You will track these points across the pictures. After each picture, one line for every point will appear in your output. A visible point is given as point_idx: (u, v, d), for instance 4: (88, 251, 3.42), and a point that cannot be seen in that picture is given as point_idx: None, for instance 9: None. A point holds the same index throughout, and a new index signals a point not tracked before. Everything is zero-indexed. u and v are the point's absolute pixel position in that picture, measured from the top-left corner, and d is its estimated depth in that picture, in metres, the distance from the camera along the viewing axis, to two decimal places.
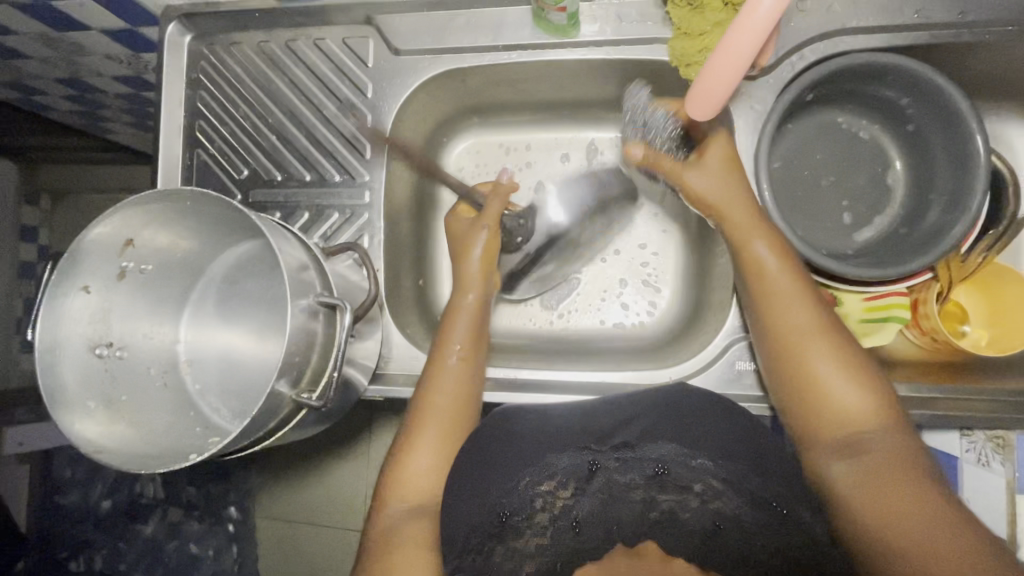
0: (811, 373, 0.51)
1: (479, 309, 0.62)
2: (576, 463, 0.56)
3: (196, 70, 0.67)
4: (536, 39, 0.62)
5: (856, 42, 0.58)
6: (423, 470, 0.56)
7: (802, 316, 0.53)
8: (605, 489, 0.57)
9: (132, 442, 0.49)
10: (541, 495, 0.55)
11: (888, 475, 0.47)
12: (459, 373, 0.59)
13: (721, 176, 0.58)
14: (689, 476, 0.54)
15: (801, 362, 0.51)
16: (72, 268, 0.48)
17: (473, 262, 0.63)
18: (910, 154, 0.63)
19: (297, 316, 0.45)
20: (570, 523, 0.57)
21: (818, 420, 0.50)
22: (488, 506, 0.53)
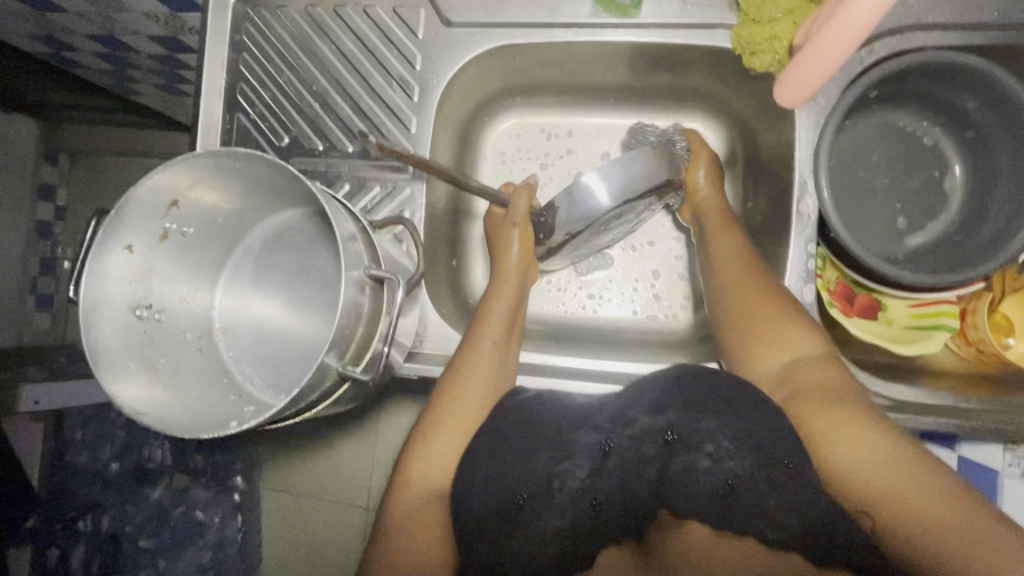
0: (758, 325, 0.55)
1: (513, 299, 0.61)
2: (593, 440, 0.51)
3: (240, 33, 0.65)
4: (592, 17, 0.60)
5: (929, 39, 0.56)
6: (441, 455, 0.54)
7: (794, 322, 0.54)
8: (622, 470, 0.50)
9: (170, 405, 0.48)
10: (558, 476, 0.50)
11: (848, 420, 0.47)
12: (492, 357, 0.58)
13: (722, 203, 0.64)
14: (697, 437, 0.49)
15: (749, 314, 0.56)
16: (117, 225, 0.46)
17: (512, 254, 0.62)
18: (970, 159, 0.61)
19: (347, 287, 0.44)
20: (590, 503, 0.50)
21: (757, 351, 0.54)
22: (506, 483, 0.51)
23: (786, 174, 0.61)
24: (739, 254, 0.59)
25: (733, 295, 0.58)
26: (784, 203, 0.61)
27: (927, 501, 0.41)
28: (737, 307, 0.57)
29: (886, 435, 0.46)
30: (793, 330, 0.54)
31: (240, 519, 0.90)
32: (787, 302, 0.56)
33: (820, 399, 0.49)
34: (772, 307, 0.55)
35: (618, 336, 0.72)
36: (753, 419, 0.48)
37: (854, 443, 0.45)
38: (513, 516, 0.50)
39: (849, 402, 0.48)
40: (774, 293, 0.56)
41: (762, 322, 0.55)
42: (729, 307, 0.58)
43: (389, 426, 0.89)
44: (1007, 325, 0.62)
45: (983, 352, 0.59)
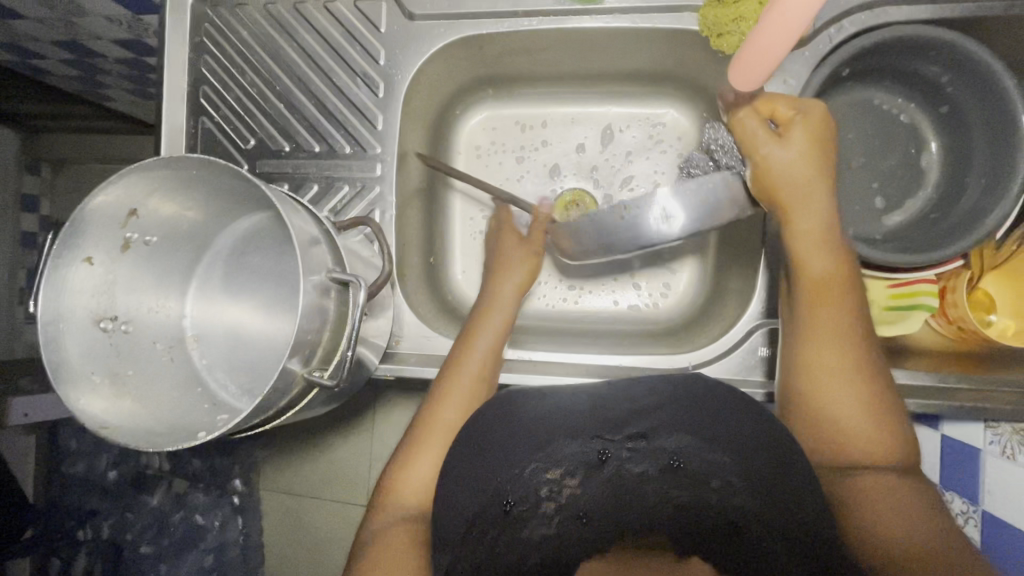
0: (819, 376, 0.51)
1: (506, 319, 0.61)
2: (585, 450, 0.53)
3: (200, 34, 0.64)
4: (557, 6, 0.59)
5: (899, 13, 0.55)
6: (427, 467, 0.56)
7: (850, 354, 0.51)
8: (615, 479, 0.53)
9: (138, 417, 0.48)
10: (543, 485, 0.53)
11: (889, 500, 0.46)
12: (484, 362, 0.58)
13: (804, 159, 0.52)
14: (705, 470, 0.50)
15: (810, 360, 0.51)
16: (74, 238, 0.46)
17: (515, 271, 0.63)
18: (946, 135, 0.60)
19: (309, 292, 0.43)
20: (577, 515, 0.52)
21: (817, 409, 0.51)
22: (491, 490, 0.51)
23: None
24: (815, 256, 0.52)
25: (822, 289, 0.52)
26: None
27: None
28: (813, 343, 0.51)
29: (924, 514, 0.45)
30: (857, 392, 0.50)
31: (240, 521, 0.91)
32: (856, 338, 0.51)
33: (876, 481, 0.47)
34: (839, 342, 0.51)
35: (598, 327, 0.71)
36: (771, 467, 0.47)
37: (895, 521, 0.45)
38: (502, 522, 0.51)
39: (900, 484, 0.47)
40: (839, 308, 0.51)
41: (823, 357, 0.51)
42: (813, 335, 0.52)
43: (386, 423, 0.88)
44: (988, 302, 0.61)
45: (964, 330, 0.59)
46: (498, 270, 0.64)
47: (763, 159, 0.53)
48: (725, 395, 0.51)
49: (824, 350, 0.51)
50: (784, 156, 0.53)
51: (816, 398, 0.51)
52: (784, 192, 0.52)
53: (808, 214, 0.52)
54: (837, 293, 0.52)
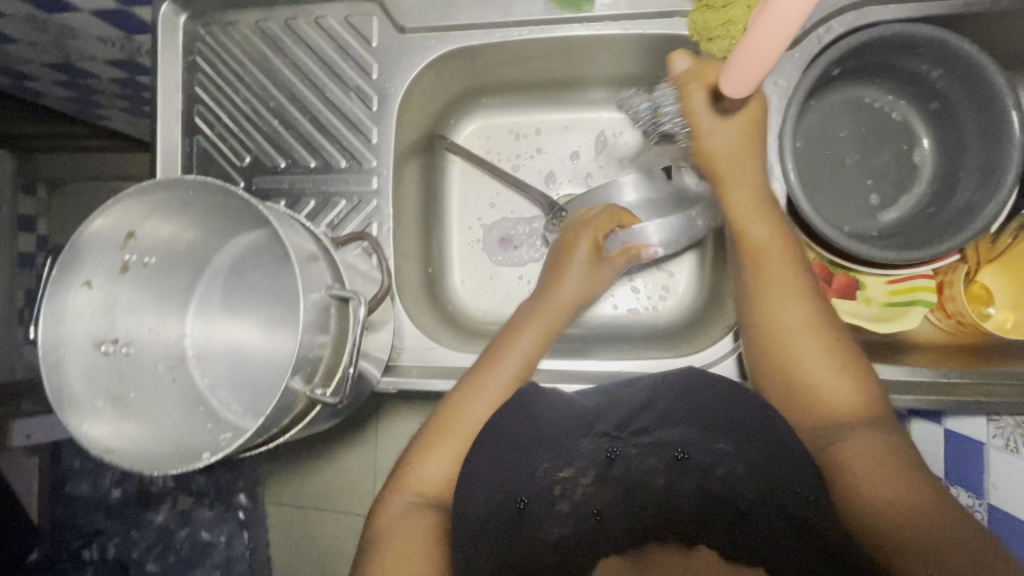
0: (784, 335, 0.52)
1: (562, 310, 0.60)
2: (595, 449, 0.52)
3: (193, 53, 0.64)
4: (547, 15, 0.60)
5: (886, 12, 0.55)
6: (434, 472, 0.54)
7: (802, 312, 0.53)
8: (626, 478, 0.53)
9: (142, 440, 0.48)
10: (557, 485, 0.51)
11: (873, 458, 0.46)
12: (523, 354, 0.58)
13: (738, 134, 0.55)
14: (708, 460, 0.50)
15: (769, 317, 0.53)
16: (73, 263, 0.46)
17: (574, 272, 0.61)
18: (938, 130, 0.60)
19: (309, 309, 0.43)
20: (590, 512, 0.52)
21: (787, 370, 0.52)
22: (506, 491, 0.50)
23: None
24: (755, 222, 0.55)
25: (760, 260, 0.55)
26: None
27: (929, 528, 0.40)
28: (765, 304, 0.54)
29: (907, 470, 0.44)
30: (824, 349, 0.51)
31: (247, 535, 0.90)
32: (809, 298, 0.53)
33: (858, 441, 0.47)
34: (792, 299, 0.53)
35: (598, 332, 0.71)
36: (771, 445, 0.47)
37: (878, 478, 0.45)
38: (514, 522, 0.50)
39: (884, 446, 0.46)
40: (797, 269, 0.54)
41: (779, 315, 0.53)
42: (767, 297, 0.54)
43: (387, 433, 0.88)
44: (986, 295, 0.62)
45: (963, 324, 0.59)
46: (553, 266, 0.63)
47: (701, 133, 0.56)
48: (726, 389, 0.52)
49: (782, 317, 0.53)
50: (718, 135, 0.56)
51: (776, 365, 0.53)
52: (726, 168, 0.56)
53: (748, 188, 0.56)
54: (778, 256, 0.54)
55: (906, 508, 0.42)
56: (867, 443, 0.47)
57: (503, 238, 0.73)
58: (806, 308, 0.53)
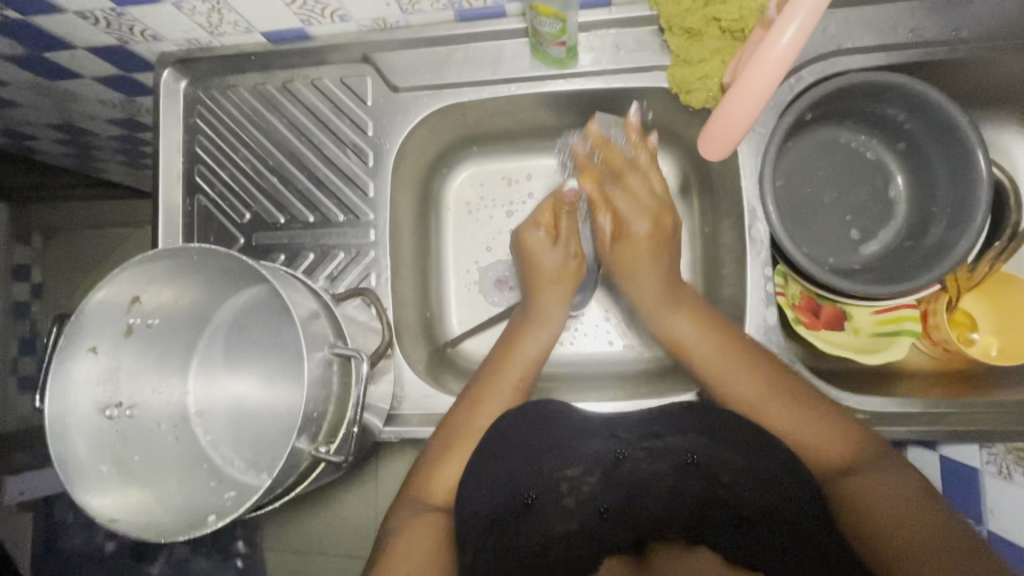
0: (716, 374, 0.59)
1: (546, 329, 0.66)
2: (602, 448, 0.55)
3: (193, 116, 0.66)
4: (534, 70, 0.62)
5: (853, 61, 0.58)
6: (451, 482, 0.57)
7: (750, 381, 0.57)
8: (632, 479, 0.53)
9: (146, 505, 0.48)
10: (565, 480, 0.53)
11: (859, 471, 0.51)
12: (524, 363, 0.64)
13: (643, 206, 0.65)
14: (714, 465, 0.52)
15: (729, 376, 0.58)
16: (78, 331, 0.47)
17: (546, 291, 0.67)
18: (909, 168, 0.63)
19: (313, 369, 0.44)
20: (597, 509, 0.52)
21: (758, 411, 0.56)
22: (511, 484, 0.53)
23: (737, 200, 0.63)
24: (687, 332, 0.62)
25: (684, 338, 0.62)
26: (739, 227, 0.63)
27: (926, 531, 0.45)
28: (716, 375, 0.59)
29: (905, 485, 0.49)
30: (778, 397, 0.56)
31: None
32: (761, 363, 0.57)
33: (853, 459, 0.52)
34: (748, 367, 0.57)
35: (594, 369, 0.72)
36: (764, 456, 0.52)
37: (867, 489, 0.49)
38: (523, 514, 0.52)
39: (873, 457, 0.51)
40: (742, 349, 0.58)
41: (729, 378, 0.58)
42: (696, 334, 0.61)
43: (387, 473, 0.86)
44: (970, 323, 0.64)
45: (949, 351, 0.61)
46: (536, 287, 0.67)
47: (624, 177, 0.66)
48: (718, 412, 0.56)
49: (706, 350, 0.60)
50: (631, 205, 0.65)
51: (742, 390, 0.57)
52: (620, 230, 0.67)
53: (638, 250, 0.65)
54: (733, 360, 0.58)
55: (903, 523, 0.46)
56: (838, 429, 0.54)
57: (499, 280, 0.75)
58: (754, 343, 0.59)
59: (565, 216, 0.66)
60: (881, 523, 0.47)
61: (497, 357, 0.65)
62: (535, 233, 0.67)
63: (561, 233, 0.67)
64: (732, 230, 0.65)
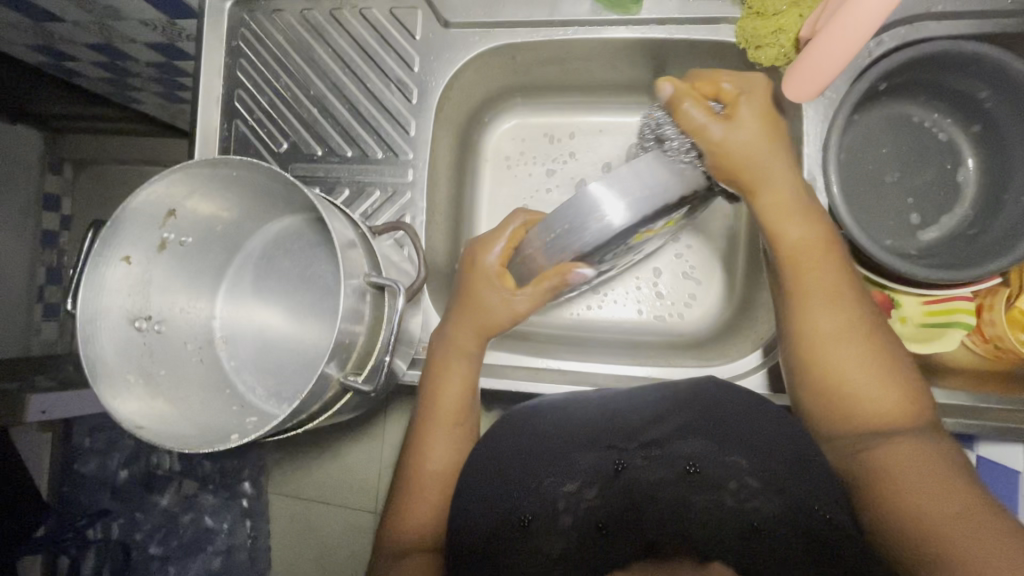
0: (817, 337, 0.50)
1: (467, 374, 0.56)
2: (600, 462, 0.58)
3: (237, 38, 0.64)
4: (593, 17, 0.59)
5: (939, 28, 0.55)
6: (423, 518, 0.54)
7: (840, 318, 0.50)
8: (632, 486, 0.59)
9: (169, 417, 0.48)
10: (562, 498, 0.58)
11: (929, 478, 0.44)
12: (457, 384, 0.56)
13: (759, 133, 0.51)
14: (721, 474, 0.56)
15: (826, 353, 0.50)
16: (113, 238, 0.46)
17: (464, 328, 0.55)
18: (983, 150, 0.59)
19: (348, 296, 0.43)
20: (595, 525, 0.59)
21: (830, 393, 0.49)
22: (507, 502, 0.55)
23: None
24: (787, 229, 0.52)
25: (802, 276, 0.51)
26: None
27: (960, 527, 0.41)
28: (796, 276, 0.52)
29: (979, 500, 0.42)
30: (874, 370, 0.48)
31: (248, 525, 0.88)
32: (864, 331, 0.50)
33: (923, 463, 0.45)
34: (853, 344, 0.50)
35: (621, 336, 0.71)
36: (782, 465, 0.51)
37: (938, 501, 0.43)
38: (518, 532, 0.55)
39: (943, 468, 0.44)
40: (833, 259, 0.51)
41: (830, 353, 0.50)
42: (802, 302, 0.51)
43: (397, 433, 0.88)
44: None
45: (1001, 349, 0.58)
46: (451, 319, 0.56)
47: (718, 142, 0.50)
48: (748, 402, 0.52)
49: (820, 323, 0.50)
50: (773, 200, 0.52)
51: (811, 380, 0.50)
52: (750, 164, 0.51)
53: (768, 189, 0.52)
54: (819, 257, 0.51)
55: (962, 537, 0.41)
56: (918, 452, 0.45)
57: None
58: (852, 323, 0.50)
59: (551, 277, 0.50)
60: (940, 538, 0.41)
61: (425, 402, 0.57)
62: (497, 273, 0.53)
63: (535, 288, 0.51)
64: None
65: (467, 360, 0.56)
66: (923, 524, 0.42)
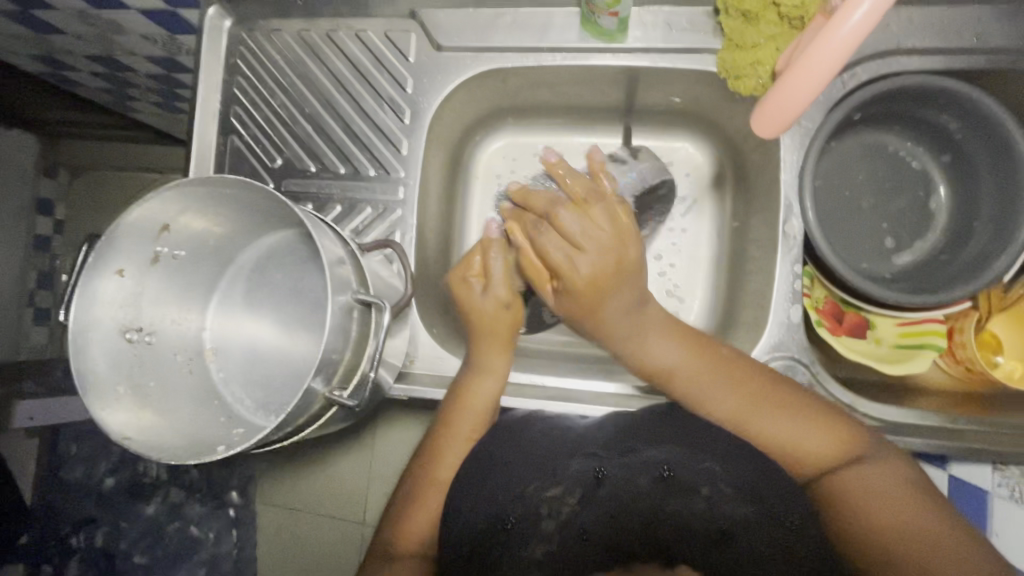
0: (749, 430, 0.54)
1: (490, 400, 0.60)
2: (583, 469, 0.55)
3: (234, 56, 0.66)
4: (581, 43, 0.62)
5: (910, 63, 0.57)
6: (422, 529, 0.58)
7: (772, 422, 0.54)
8: (613, 498, 0.54)
9: (157, 428, 0.48)
10: (545, 503, 0.54)
11: (871, 495, 0.50)
12: (482, 400, 0.59)
13: (602, 248, 0.55)
14: (694, 479, 0.53)
15: (748, 420, 0.54)
16: (106, 251, 0.47)
17: (490, 351, 0.60)
18: (953, 179, 0.61)
19: (336, 312, 0.45)
20: (577, 533, 0.53)
21: (772, 446, 0.54)
22: (495, 508, 0.54)
23: (772, 195, 0.62)
24: (669, 353, 0.57)
25: (689, 392, 0.56)
26: (772, 223, 0.62)
27: (902, 537, 0.47)
28: (689, 387, 0.56)
29: (920, 510, 0.48)
30: (796, 416, 0.53)
31: (235, 535, 0.89)
32: (786, 397, 0.54)
33: (864, 484, 0.50)
34: (780, 411, 0.54)
35: (604, 352, 0.72)
36: (752, 472, 0.53)
37: (879, 512, 0.49)
38: (500, 538, 0.53)
39: (887, 489, 0.50)
40: (741, 371, 0.56)
41: (764, 427, 0.54)
42: (696, 393, 0.56)
43: (383, 445, 0.89)
44: (996, 344, 0.62)
45: (972, 371, 0.60)
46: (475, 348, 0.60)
47: (568, 269, 0.56)
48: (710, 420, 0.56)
49: (714, 404, 0.55)
50: (587, 262, 0.55)
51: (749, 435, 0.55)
52: (598, 284, 0.55)
53: (666, 342, 0.57)
54: (702, 360, 0.56)
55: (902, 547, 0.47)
56: (861, 479, 0.51)
57: None
58: (744, 399, 0.55)
59: (493, 261, 0.60)
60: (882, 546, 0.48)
61: (449, 408, 0.60)
62: (467, 286, 0.60)
63: (492, 280, 0.60)
64: (763, 224, 0.64)
65: (491, 377, 0.60)
66: (867, 540, 0.48)
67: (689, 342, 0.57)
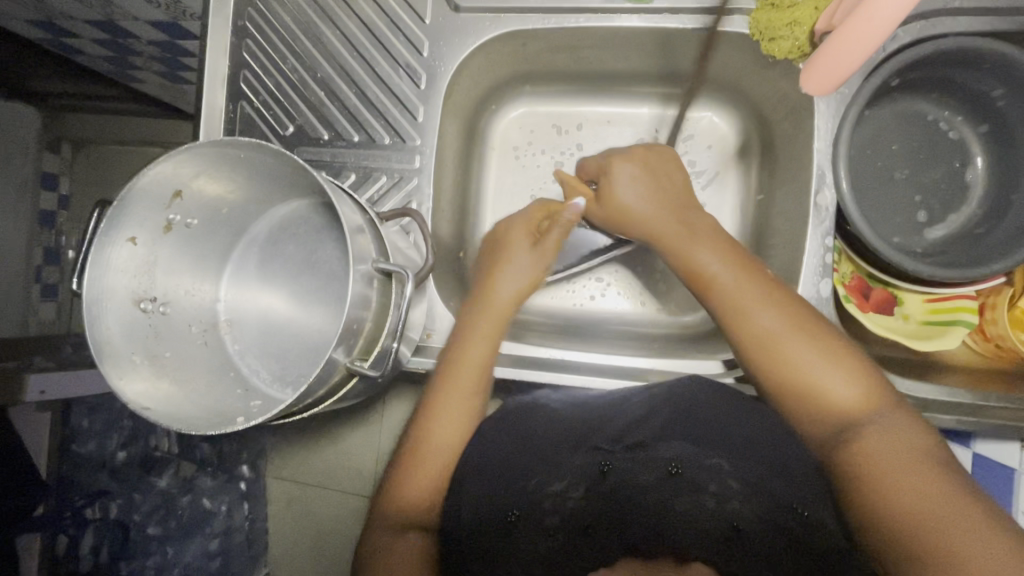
0: (777, 355, 0.51)
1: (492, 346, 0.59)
2: (587, 464, 0.56)
3: (242, 18, 0.63)
4: (606, 4, 0.59)
5: (953, 25, 0.55)
6: (422, 494, 0.55)
7: (801, 347, 0.50)
8: (621, 485, 0.56)
9: (175, 400, 0.48)
10: (550, 497, 0.56)
11: (893, 457, 0.44)
12: (483, 349, 0.58)
13: (649, 189, 0.61)
14: (702, 477, 0.55)
15: (780, 355, 0.51)
16: (119, 218, 0.46)
17: (509, 298, 0.61)
18: (991, 149, 0.59)
19: (358, 281, 0.43)
20: (580, 528, 0.56)
21: (800, 394, 0.50)
22: (504, 490, 0.55)
23: (803, 165, 0.60)
24: (724, 278, 0.55)
25: (728, 293, 0.54)
26: (801, 194, 0.60)
27: (927, 507, 0.40)
28: (739, 303, 0.53)
29: (943, 478, 0.42)
30: (836, 368, 0.49)
31: (246, 507, 0.90)
32: (820, 332, 0.51)
33: (894, 447, 0.44)
34: (812, 348, 0.50)
35: (619, 327, 0.70)
36: (757, 466, 0.54)
37: (904, 476, 0.42)
38: (502, 530, 0.54)
39: (918, 452, 0.44)
40: (760, 282, 0.54)
41: (792, 355, 0.50)
42: (734, 308, 0.53)
43: (395, 417, 0.88)
44: None
45: (1002, 348, 0.58)
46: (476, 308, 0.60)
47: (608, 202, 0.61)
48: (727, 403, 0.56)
49: (760, 326, 0.52)
50: (629, 189, 0.60)
51: (784, 382, 0.51)
52: (654, 222, 0.60)
53: (710, 257, 0.56)
54: (745, 277, 0.54)
55: (926, 511, 0.40)
56: (887, 436, 0.45)
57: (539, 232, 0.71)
58: (792, 320, 0.51)
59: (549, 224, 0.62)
60: (903, 517, 0.41)
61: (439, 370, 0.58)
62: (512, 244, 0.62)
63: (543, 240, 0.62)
64: (791, 197, 0.62)
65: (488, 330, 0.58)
66: (887, 510, 0.42)
67: (735, 261, 0.56)
